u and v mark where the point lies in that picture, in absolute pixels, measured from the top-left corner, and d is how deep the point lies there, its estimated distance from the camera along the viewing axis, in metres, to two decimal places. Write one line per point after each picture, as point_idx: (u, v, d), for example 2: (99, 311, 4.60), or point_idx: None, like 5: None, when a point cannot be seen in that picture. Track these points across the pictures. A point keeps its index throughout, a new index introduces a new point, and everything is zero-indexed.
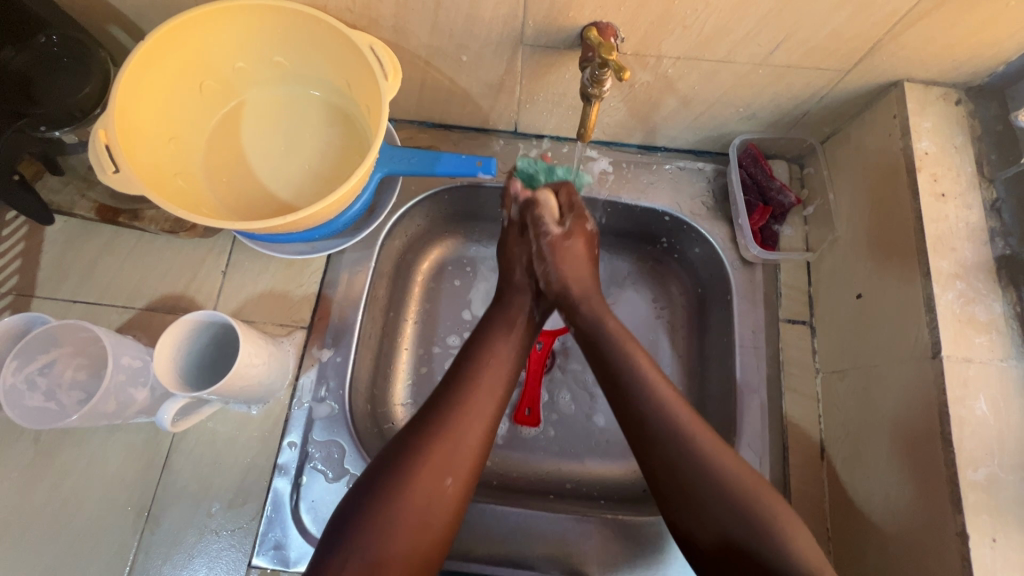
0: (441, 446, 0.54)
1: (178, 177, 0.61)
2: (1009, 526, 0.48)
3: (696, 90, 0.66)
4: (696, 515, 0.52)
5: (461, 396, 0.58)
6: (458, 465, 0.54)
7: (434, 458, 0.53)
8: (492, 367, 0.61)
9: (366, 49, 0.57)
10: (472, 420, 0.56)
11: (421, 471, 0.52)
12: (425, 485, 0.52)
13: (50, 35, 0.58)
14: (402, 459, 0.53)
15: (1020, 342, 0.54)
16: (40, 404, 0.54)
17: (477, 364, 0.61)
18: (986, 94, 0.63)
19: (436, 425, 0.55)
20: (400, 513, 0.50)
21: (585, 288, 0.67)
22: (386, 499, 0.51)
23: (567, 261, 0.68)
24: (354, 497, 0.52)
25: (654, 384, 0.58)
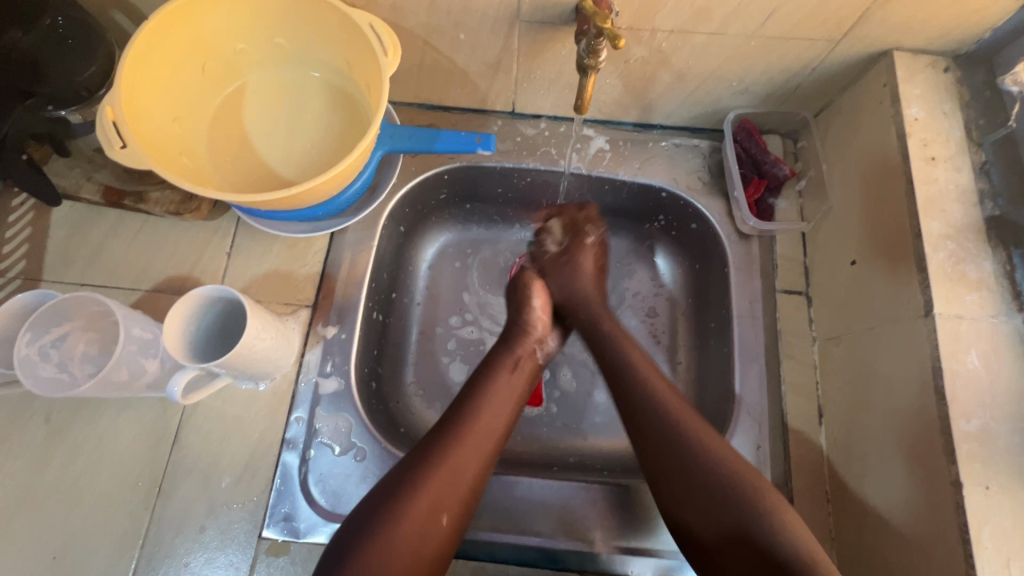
0: (451, 460, 0.55)
1: (183, 156, 0.62)
2: (1001, 475, 0.50)
3: (690, 64, 0.67)
4: (696, 486, 0.53)
5: (473, 413, 0.60)
6: (467, 477, 0.55)
7: (444, 472, 0.55)
8: (501, 389, 0.63)
9: (366, 26, 0.57)
10: (482, 435, 0.58)
11: (432, 483, 0.54)
12: (435, 498, 0.53)
13: (56, 17, 0.59)
14: (412, 472, 0.54)
15: (1011, 299, 0.55)
16: (53, 375, 0.56)
17: (487, 384, 0.63)
18: (974, 61, 0.64)
19: (446, 440, 0.57)
20: (409, 524, 0.51)
21: (587, 296, 0.73)
22: (396, 510, 0.52)
23: (570, 278, 0.74)
24: (362, 510, 0.52)
25: (645, 378, 0.62)
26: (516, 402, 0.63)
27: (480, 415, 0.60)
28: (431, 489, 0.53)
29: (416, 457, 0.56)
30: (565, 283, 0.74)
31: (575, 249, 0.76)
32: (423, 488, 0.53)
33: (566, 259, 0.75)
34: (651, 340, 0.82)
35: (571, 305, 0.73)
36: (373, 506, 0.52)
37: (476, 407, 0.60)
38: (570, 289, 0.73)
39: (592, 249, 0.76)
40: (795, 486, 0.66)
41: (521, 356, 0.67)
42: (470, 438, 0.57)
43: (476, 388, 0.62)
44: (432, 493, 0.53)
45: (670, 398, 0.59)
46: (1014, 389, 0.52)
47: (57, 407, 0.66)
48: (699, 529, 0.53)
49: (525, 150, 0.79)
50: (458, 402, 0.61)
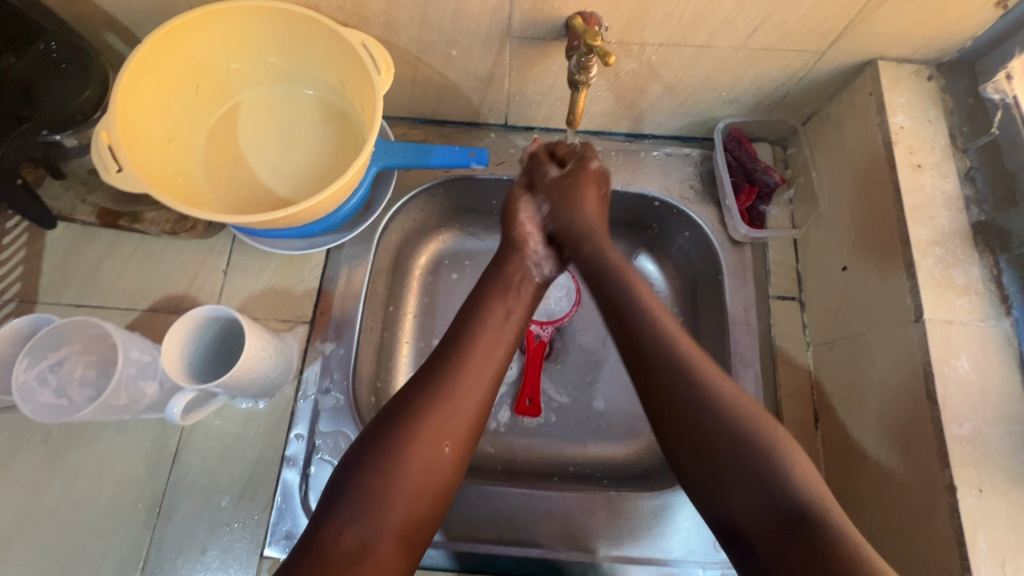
0: (446, 392, 0.55)
1: (178, 176, 0.62)
2: (994, 477, 0.50)
3: (679, 76, 0.68)
4: (704, 416, 0.53)
5: (467, 348, 0.59)
6: (467, 409, 0.55)
7: (439, 407, 0.54)
8: (495, 318, 0.62)
9: (359, 46, 0.58)
10: (475, 368, 0.58)
11: (429, 415, 0.53)
12: (434, 429, 0.53)
13: (49, 43, 0.60)
14: (408, 408, 0.54)
15: (999, 302, 0.56)
16: (51, 401, 0.55)
17: (480, 313, 0.62)
18: (957, 69, 0.65)
19: (442, 375, 0.56)
20: (408, 459, 0.51)
21: (591, 226, 0.68)
22: (395, 444, 0.51)
23: (571, 205, 0.68)
24: (360, 443, 0.52)
25: (648, 312, 0.60)
26: (510, 331, 0.63)
27: (474, 348, 0.59)
28: (427, 421, 0.53)
29: (411, 391, 0.55)
30: (560, 212, 0.69)
31: (577, 172, 0.69)
32: (419, 424, 0.53)
33: (567, 184, 0.69)
34: None
35: (570, 236, 0.68)
36: (373, 438, 0.52)
37: (469, 340, 0.60)
38: (571, 221, 0.68)
39: (595, 177, 0.69)
40: None
41: (518, 300, 0.65)
42: (465, 371, 0.57)
43: (470, 322, 0.62)
44: (429, 426, 0.53)
45: (681, 341, 0.57)
46: (1004, 391, 0.53)
47: (55, 430, 0.66)
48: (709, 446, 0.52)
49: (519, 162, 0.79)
50: (453, 335, 0.61)
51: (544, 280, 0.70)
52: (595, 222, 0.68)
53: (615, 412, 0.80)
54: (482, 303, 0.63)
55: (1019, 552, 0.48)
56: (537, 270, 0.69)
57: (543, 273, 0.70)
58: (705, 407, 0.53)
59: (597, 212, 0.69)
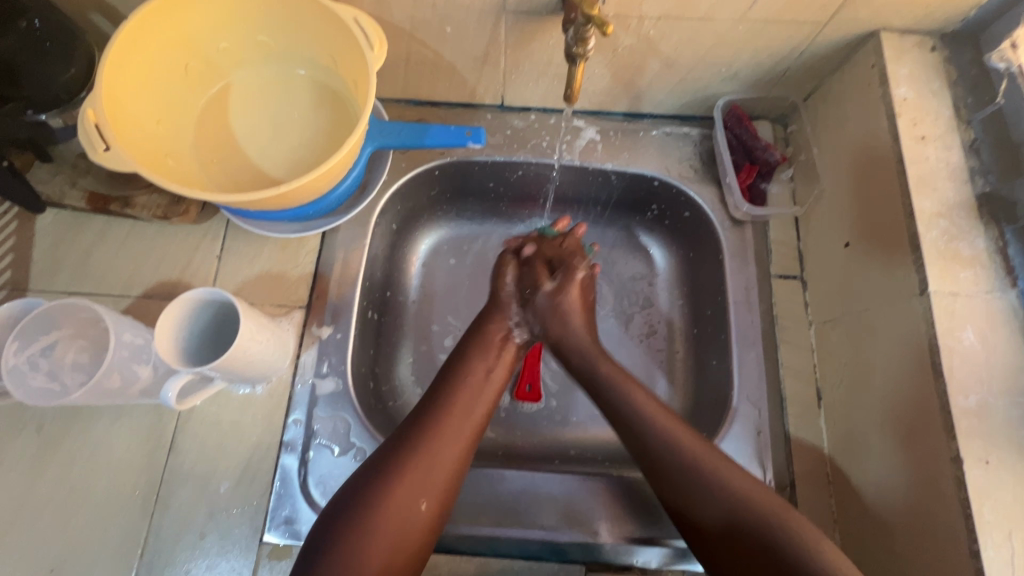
0: (423, 451, 0.55)
1: (169, 157, 0.61)
2: (1001, 449, 0.50)
3: (679, 52, 0.67)
4: (705, 503, 0.55)
5: (444, 406, 0.59)
6: (440, 472, 0.55)
7: (412, 471, 0.54)
8: (475, 377, 0.62)
9: (350, 21, 0.57)
10: (453, 425, 0.58)
11: (406, 476, 0.54)
12: (407, 491, 0.53)
13: (31, 19, 0.58)
14: (385, 467, 0.54)
15: (1005, 274, 0.55)
16: (43, 384, 0.55)
17: (462, 371, 0.63)
18: (961, 39, 0.64)
19: (417, 430, 0.57)
20: (378, 523, 0.51)
21: (583, 343, 0.67)
22: (367, 505, 0.52)
23: (561, 320, 0.68)
24: (335, 503, 0.53)
25: (623, 381, 0.62)
26: (494, 384, 0.63)
27: (452, 408, 0.59)
28: (401, 484, 0.53)
29: (389, 448, 0.56)
30: (552, 331, 0.68)
31: (566, 283, 0.70)
32: (391, 490, 0.53)
33: (559, 300, 0.69)
34: (647, 331, 0.82)
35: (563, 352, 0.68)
36: (346, 499, 0.53)
37: (449, 394, 0.60)
38: (564, 336, 0.68)
39: (581, 284, 0.71)
40: (798, 470, 0.66)
41: (491, 362, 0.65)
42: (443, 433, 0.57)
43: (448, 380, 0.62)
44: (402, 488, 0.53)
45: (641, 394, 0.61)
46: (1010, 363, 0.52)
47: (49, 418, 0.65)
48: (706, 516, 0.55)
49: (516, 143, 0.78)
50: (432, 392, 0.61)
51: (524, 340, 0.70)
52: (587, 335, 0.68)
53: None
54: (465, 361, 0.64)
55: None
56: (517, 331, 0.70)
57: (525, 334, 0.70)
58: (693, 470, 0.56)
59: (585, 322, 0.69)
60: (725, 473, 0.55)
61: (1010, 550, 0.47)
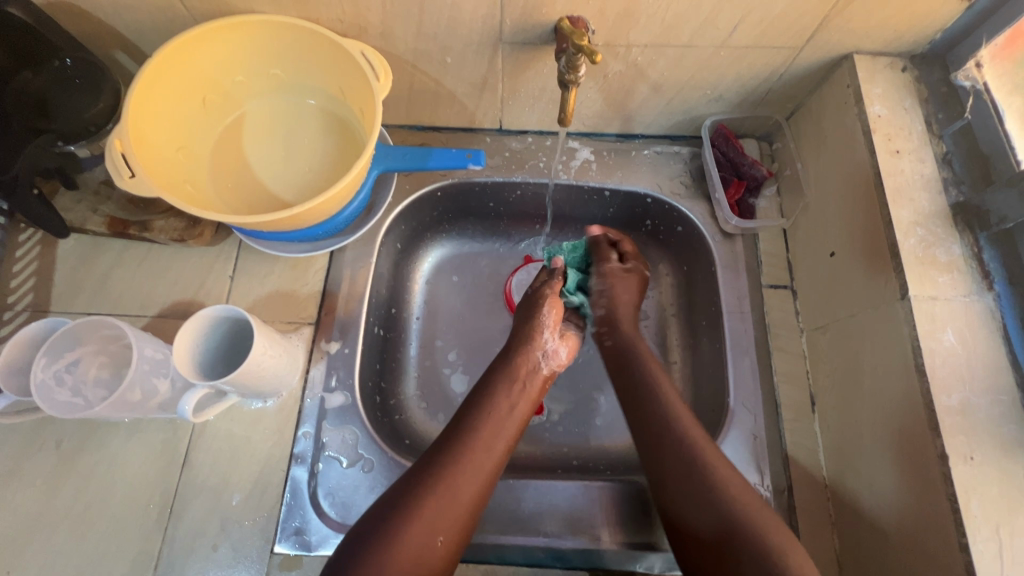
0: (446, 481, 0.57)
1: (188, 184, 0.65)
2: (984, 446, 0.52)
3: (665, 76, 0.71)
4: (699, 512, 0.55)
5: (471, 435, 0.61)
6: (465, 500, 0.57)
7: (437, 497, 0.56)
8: (500, 411, 0.64)
9: (357, 55, 0.61)
10: (487, 443, 0.61)
11: (426, 506, 0.55)
12: (428, 519, 0.55)
13: (64, 59, 0.63)
14: (411, 493, 0.56)
15: (980, 278, 0.58)
16: (68, 398, 0.57)
17: (486, 402, 0.65)
18: (930, 60, 0.68)
19: (440, 462, 0.59)
20: (402, 546, 0.53)
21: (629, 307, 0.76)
22: (391, 530, 0.54)
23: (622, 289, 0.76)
24: (361, 526, 0.55)
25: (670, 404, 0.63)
26: (518, 417, 0.65)
27: (479, 434, 0.62)
28: (424, 516, 0.55)
29: (410, 478, 0.58)
30: (614, 294, 0.76)
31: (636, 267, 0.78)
32: (416, 516, 0.55)
33: (628, 273, 0.77)
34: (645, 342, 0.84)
35: (611, 322, 0.75)
36: (373, 523, 0.55)
37: (474, 427, 0.62)
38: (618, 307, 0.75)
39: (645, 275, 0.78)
40: (794, 476, 0.68)
41: (518, 392, 0.67)
42: (469, 461, 0.59)
43: (474, 411, 0.64)
44: (425, 520, 0.55)
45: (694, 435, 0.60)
46: (990, 362, 0.55)
47: (68, 435, 0.67)
48: (694, 528, 0.55)
49: (514, 164, 0.82)
50: (456, 424, 0.63)
51: (552, 372, 0.72)
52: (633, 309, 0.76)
53: (614, 408, 0.81)
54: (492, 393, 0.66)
55: (1012, 517, 0.50)
56: (546, 363, 0.71)
57: (551, 366, 0.72)
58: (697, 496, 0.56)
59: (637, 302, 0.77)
60: (727, 494, 0.55)
61: (998, 543, 0.49)
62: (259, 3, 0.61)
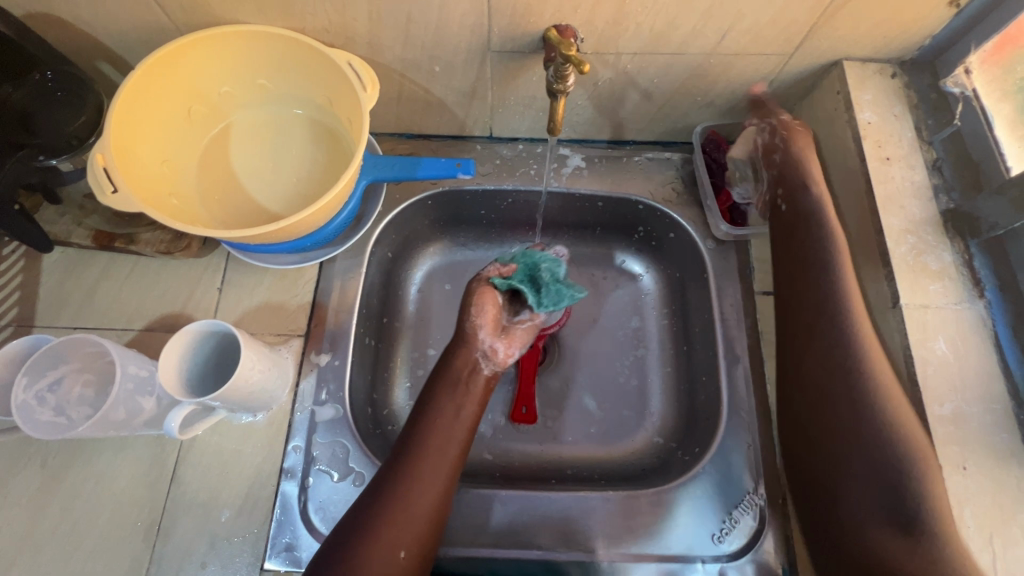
0: (402, 499, 0.56)
1: (173, 197, 0.64)
2: (976, 454, 0.52)
3: (655, 83, 0.71)
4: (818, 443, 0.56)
5: (420, 448, 0.60)
6: (424, 512, 0.57)
7: (394, 514, 0.55)
8: (444, 419, 0.62)
9: (344, 65, 0.61)
10: (439, 455, 0.60)
11: (384, 526, 0.55)
12: (390, 536, 0.54)
13: (46, 72, 0.63)
14: (367, 515, 0.55)
15: (971, 286, 0.58)
16: (50, 418, 0.56)
17: (431, 412, 0.63)
18: (919, 66, 0.68)
19: (393, 479, 0.57)
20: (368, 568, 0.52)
21: (806, 176, 0.68)
22: (353, 555, 0.53)
23: (793, 162, 0.68)
24: (324, 554, 0.54)
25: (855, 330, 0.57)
26: (467, 423, 0.64)
27: (428, 445, 0.60)
28: (383, 533, 0.54)
29: (366, 498, 0.57)
30: (790, 146, 0.69)
31: (788, 140, 0.69)
32: (376, 536, 0.54)
33: (789, 151, 0.69)
34: (639, 348, 0.84)
35: (785, 186, 0.69)
36: (335, 549, 0.54)
37: (422, 440, 0.60)
38: (795, 171, 0.68)
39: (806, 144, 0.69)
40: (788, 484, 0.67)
41: (463, 398, 0.64)
42: (421, 473, 0.58)
43: (418, 425, 0.62)
44: (387, 538, 0.54)
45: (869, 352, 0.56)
46: (982, 370, 0.55)
47: (53, 452, 0.66)
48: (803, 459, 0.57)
49: (505, 172, 0.82)
50: (403, 441, 0.61)
51: (494, 370, 0.68)
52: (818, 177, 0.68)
53: (608, 414, 0.80)
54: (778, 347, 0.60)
55: (1005, 527, 0.50)
56: (485, 363, 0.68)
57: (494, 365, 0.68)
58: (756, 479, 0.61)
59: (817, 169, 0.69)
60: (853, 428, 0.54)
61: (992, 553, 0.49)
62: (244, 13, 0.60)
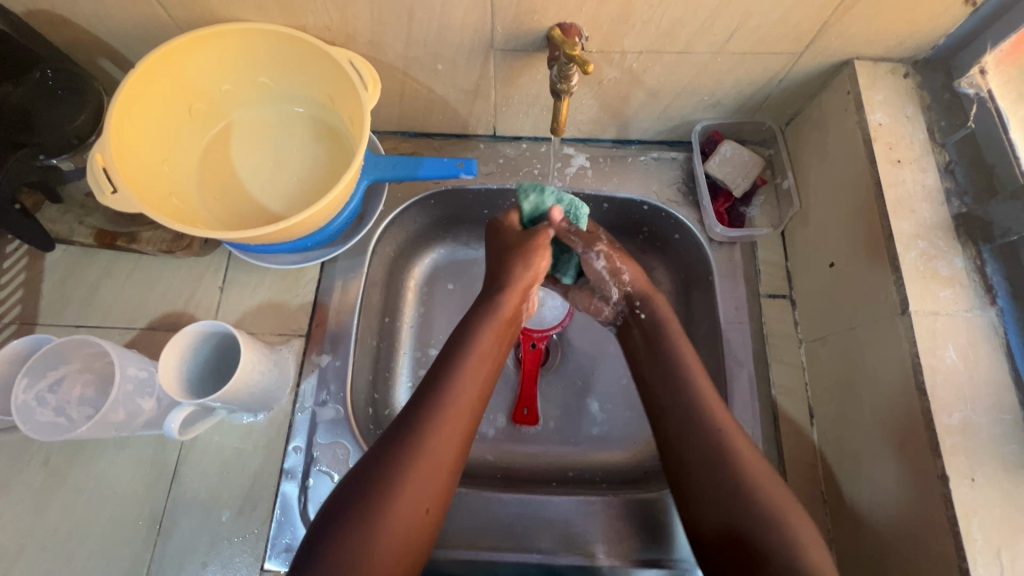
0: (428, 440, 0.54)
1: (173, 196, 0.64)
2: (985, 465, 0.51)
3: (662, 82, 0.70)
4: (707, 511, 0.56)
5: (448, 387, 0.57)
6: (450, 452, 0.55)
7: (419, 454, 0.53)
8: (475, 358, 0.60)
9: (345, 64, 0.60)
10: (467, 393, 0.58)
11: (409, 467, 0.52)
12: (416, 480, 0.52)
13: (45, 70, 0.63)
14: (388, 458, 0.53)
15: (983, 293, 0.57)
16: (51, 419, 0.56)
17: (461, 351, 0.60)
18: (933, 65, 0.67)
19: (416, 419, 0.55)
20: (390, 511, 0.50)
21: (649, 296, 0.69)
22: (376, 497, 0.51)
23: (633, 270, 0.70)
24: (340, 500, 0.51)
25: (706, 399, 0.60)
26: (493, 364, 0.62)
27: (456, 385, 0.57)
28: (410, 486, 0.52)
29: (387, 439, 0.54)
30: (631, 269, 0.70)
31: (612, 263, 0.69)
32: (400, 480, 0.52)
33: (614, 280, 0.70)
34: None
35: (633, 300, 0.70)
36: (354, 494, 0.51)
37: (450, 379, 0.58)
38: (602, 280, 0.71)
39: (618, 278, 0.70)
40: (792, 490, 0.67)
41: (496, 337, 0.62)
42: (448, 414, 0.56)
43: (446, 363, 0.59)
44: (413, 490, 0.52)
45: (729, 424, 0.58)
46: (992, 379, 0.54)
47: (56, 451, 0.66)
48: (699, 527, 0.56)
49: (508, 171, 0.81)
50: (428, 380, 0.58)
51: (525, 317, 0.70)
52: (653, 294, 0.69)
53: (611, 416, 0.80)
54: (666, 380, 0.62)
55: (1013, 540, 0.49)
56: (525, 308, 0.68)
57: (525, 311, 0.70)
58: (714, 472, 0.56)
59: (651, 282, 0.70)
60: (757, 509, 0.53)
61: (999, 567, 0.48)
62: (245, 11, 0.59)
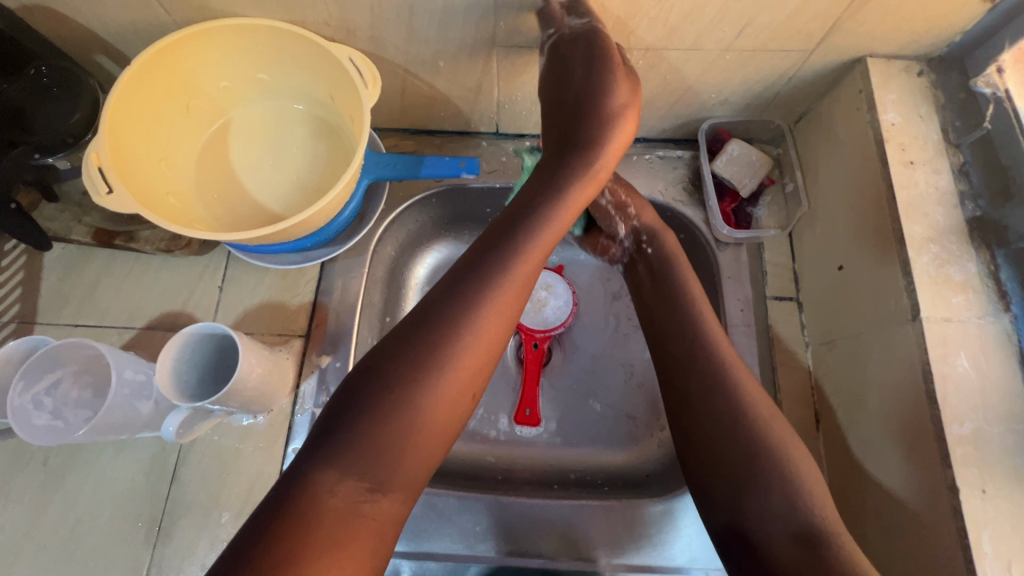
0: (490, 297, 0.51)
1: (170, 195, 0.63)
2: (997, 476, 0.50)
3: (668, 80, 0.68)
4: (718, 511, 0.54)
5: (518, 247, 0.54)
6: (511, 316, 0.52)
7: (477, 314, 0.50)
8: (548, 220, 0.56)
9: (345, 61, 0.59)
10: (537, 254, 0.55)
11: (465, 326, 0.50)
12: (471, 344, 0.50)
13: (40, 66, 0.62)
14: (444, 314, 0.50)
15: (997, 299, 0.56)
16: (47, 422, 0.56)
17: (537, 213, 0.56)
18: (947, 64, 0.65)
19: (481, 276, 0.52)
20: (439, 366, 0.48)
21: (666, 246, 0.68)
22: (422, 353, 0.48)
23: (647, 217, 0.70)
24: (383, 356, 0.48)
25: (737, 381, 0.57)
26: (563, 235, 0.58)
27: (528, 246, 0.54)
28: (454, 369, 0.49)
29: (447, 294, 0.51)
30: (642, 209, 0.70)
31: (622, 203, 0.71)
32: (455, 337, 0.49)
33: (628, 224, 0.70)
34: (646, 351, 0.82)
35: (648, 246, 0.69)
36: (400, 349, 0.48)
37: (522, 239, 0.54)
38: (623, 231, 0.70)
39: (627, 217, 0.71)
40: None
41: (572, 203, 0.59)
42: (516, 276, 0.53)
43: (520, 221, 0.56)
44: (457, 374, 0.49)
45: (761, 411, 0.55)
46: (1004, 388, 0.53)
47: (55, 451, 0.66)
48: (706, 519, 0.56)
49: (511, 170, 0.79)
50: (498, 237, 0.55)
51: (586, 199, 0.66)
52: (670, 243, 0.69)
53: (614, 418, 0.79)
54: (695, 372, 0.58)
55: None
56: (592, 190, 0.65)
57: None
58: (744, 470, 0.53)
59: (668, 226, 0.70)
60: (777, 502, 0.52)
61: None
62: (242, 7, 0.58)
